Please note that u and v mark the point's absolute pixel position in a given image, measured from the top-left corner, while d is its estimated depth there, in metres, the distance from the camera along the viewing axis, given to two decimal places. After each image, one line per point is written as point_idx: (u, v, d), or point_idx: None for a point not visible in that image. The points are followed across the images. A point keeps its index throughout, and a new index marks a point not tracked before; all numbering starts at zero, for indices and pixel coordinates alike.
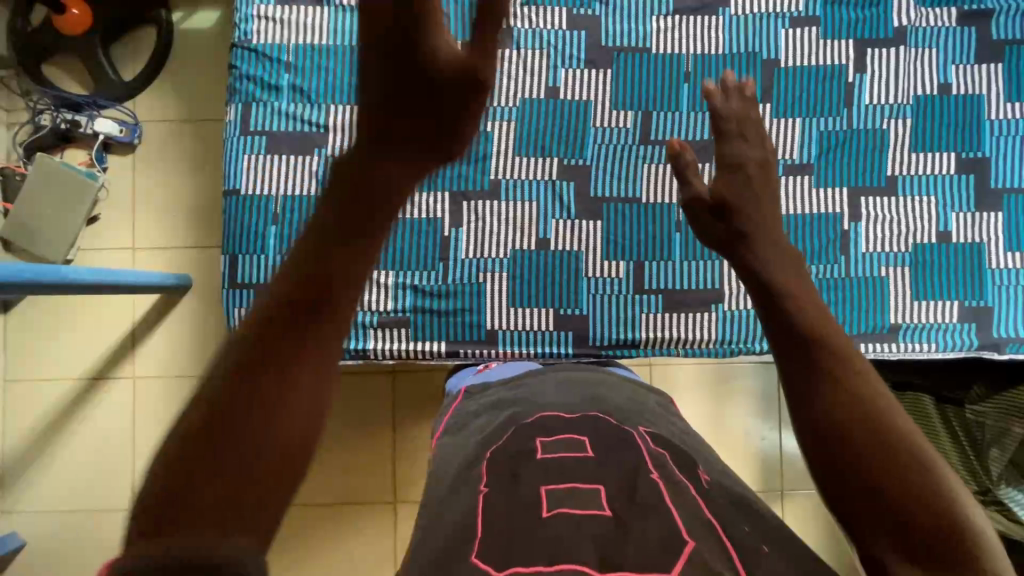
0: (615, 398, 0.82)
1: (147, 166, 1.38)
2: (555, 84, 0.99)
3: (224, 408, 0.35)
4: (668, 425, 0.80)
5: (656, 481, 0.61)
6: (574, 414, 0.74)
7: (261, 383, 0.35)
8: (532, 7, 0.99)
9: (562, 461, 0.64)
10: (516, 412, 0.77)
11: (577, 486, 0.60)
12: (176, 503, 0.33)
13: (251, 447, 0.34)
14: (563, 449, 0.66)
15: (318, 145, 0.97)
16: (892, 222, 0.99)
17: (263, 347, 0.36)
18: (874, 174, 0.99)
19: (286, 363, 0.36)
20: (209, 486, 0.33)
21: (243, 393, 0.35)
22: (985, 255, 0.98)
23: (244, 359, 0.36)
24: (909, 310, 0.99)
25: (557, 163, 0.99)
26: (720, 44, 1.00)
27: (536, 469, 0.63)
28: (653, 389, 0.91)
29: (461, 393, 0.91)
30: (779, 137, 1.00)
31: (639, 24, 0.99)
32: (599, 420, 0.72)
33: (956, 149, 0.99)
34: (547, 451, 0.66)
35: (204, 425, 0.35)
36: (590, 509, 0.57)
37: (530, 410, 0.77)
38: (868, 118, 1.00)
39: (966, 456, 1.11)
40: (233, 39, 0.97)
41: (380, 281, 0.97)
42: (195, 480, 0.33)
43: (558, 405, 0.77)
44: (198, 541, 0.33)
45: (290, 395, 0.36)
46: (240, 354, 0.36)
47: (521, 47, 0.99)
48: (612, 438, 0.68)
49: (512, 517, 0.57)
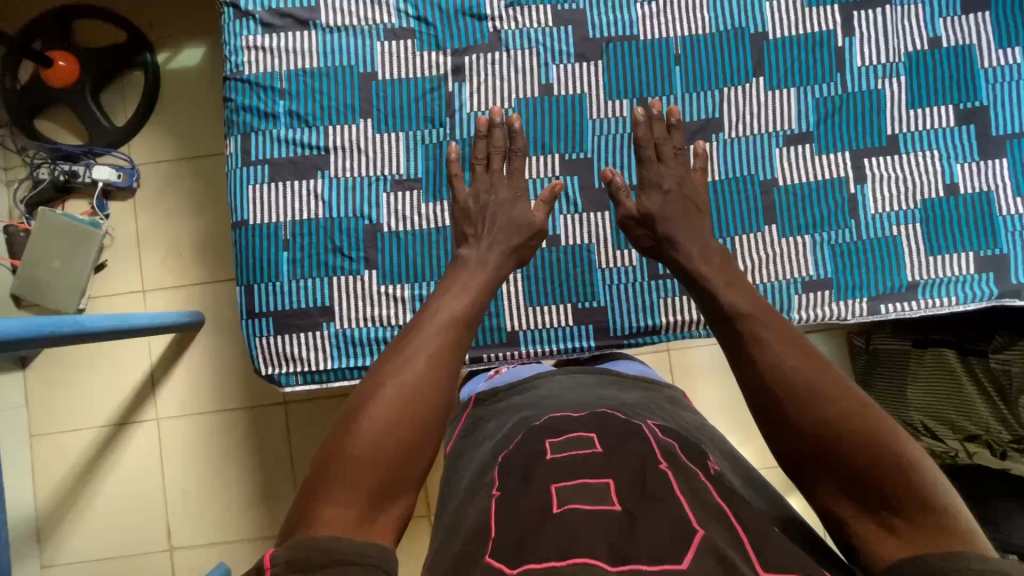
0: (623, 396, 0.82)
1: (150, 209, 1.39)
2: (548, 81, 0.99)
3: (375, 445, 0.56)
4: (677, 419, 0.80)
5: (666, 473, 0.61)
6: (583, 412, 0.75)
7: (398, 439, 0.57)
8: (516, 7, 0.99)
9: (573, 458, 0.64)
10: (527, 416, 0.79)
11: (587, 482, 0.60)
12: (337, 493, 0.54)
13: (386, 469, 0.56)
14: (572, 447, 0.66)
15: (320, 167, 0.97)
16: (898, 181, 0.99)
17: (401, 426, 0.58)
18: (874, 134, 0.99)
19: (412, 429, 0.58)
20: (358, 487, 0.55)
21: (387, 444, 0.57)
22: (995, 202, 0.98)
23: (391, 422, 0.58)
24: (925, 266, 0.98)
25: (558, 159, 0.99)
26: (706, 23, 1.00)
27: (546, 467, 0.63)
28: (660, 381, 0.92)
29: (471, 402, 0.91)
30: (775, 109, 1.00)
31: (623, 13, 1.00)
32: (606, 417, 0.73)
33: (952, 102, 0.99)
34: (556, 450, 0.66)
35: (365, 452, 0.56)
36: (600, 504, 0.57)
37: (542, 413, 0.78)
38: (862, 79, 1.00)
39: (996, 406, 1.11)
40: (226, 72, 0.98)
41: (395, 295, 0.97)
42: (348, 486, 0.54)
43: (567, 407, 0.78)
44: (342, 519, 0.53)
45: (413, 449, 0.58)
46: (389, 416, 0.58)
47: (509, 48, 0.99)
48: (620, 433, 0.69)
49: (523, 517, 0.57)
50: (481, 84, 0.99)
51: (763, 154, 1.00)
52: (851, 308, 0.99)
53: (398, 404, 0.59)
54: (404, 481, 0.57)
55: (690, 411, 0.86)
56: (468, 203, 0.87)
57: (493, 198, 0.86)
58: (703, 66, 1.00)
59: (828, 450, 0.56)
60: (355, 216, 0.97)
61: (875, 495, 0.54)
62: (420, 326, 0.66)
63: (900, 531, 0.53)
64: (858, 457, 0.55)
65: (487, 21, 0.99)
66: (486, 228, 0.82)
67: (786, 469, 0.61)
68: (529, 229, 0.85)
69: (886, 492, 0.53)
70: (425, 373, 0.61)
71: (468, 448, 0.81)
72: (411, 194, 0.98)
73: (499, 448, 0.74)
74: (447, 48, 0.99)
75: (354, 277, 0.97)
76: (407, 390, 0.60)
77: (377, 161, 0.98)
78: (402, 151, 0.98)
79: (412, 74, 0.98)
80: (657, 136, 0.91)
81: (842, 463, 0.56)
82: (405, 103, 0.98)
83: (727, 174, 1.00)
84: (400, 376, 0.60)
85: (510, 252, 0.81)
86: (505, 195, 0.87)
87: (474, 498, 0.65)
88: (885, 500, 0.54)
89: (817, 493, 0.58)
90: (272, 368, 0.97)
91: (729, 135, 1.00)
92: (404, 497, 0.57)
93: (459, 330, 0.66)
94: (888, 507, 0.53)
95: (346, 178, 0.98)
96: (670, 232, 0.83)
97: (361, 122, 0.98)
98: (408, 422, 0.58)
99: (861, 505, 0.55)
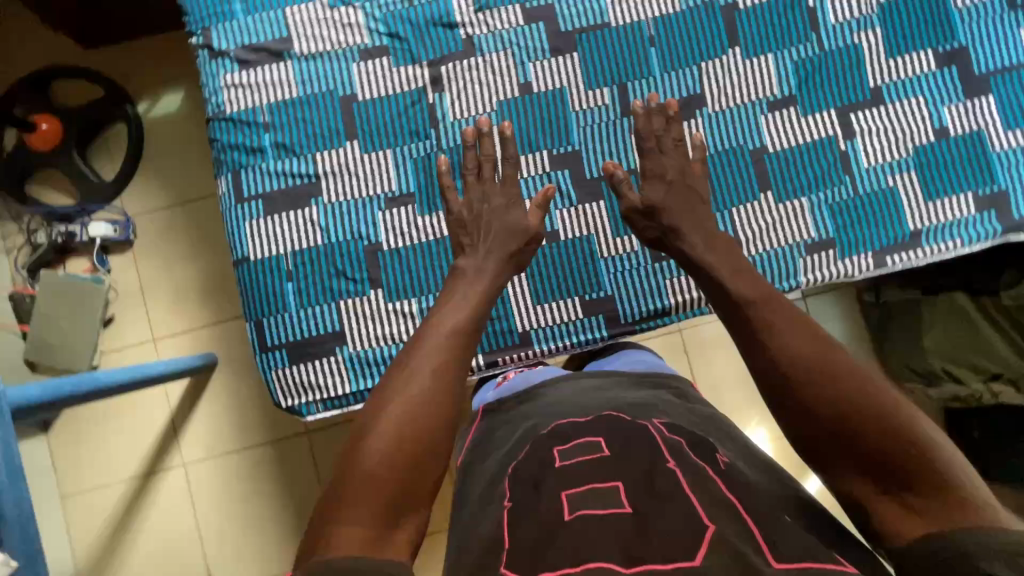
0: (628, 395, 0.83)
1: (150, 258, 1.40)
2: (527, 79, 0.99)
3: (387, 460, 0.57)
4: (686, 413, 0.80)
5: (674, 470, 0.61)
6: (589, 417, 0.76)
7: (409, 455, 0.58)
8: (485, 11, 1.00)
9: (581, 464, 0.65)
10: (535, 424, 0.80)
11: (597, 486, 0.61)
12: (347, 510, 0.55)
13: (397, 485, 0.57)
14: (580, 452, 0.67)
15: (312, 195, 0.98)
16: (887, 131, 0.99)
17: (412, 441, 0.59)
18: (857, 88, 0.99)
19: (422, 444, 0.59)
20: (373, 504, 0.55)
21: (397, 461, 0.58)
22: (986, 140, 0.98)
23: (402, 435, 0.59)
24: (925, 213, 0.98)
25: (547, 156, 0.99)
26: (676, 1, 1.00)
27: (556, 472, 0.65)
28: (667, 373, 0.91)
29: (481, 411, 0.92)
30: (755, 77, 1.00)
31: (592, 3, 1.00)
32: (613, 419, 0.74)
33: (931, 46, 0.99)
34: (564, 457, 0.67)
35: (376, 466, 0.57)
36: (611, 508, 0.58)
37: (550, 421, 0.79)
38: (838, 36, 1.00)
39: (1012, 342, 1.14)
40: (208, 114, 0.99)
41: (403, 311, 0.97)
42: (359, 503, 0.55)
43: (574, 412, 0.79)
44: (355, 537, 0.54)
45: (425, 463, 0.59)
46: (400, 431, 0.59)
47: (484, 52, 0.99)
48: (628, 433, 0.69)
49: (542, 525, 0.58)
50: (461, 92, 0.99)
51: (749, 123, 1.00)
52: (857, 264, 0.99)
53: (409, 419, 0.60)
54: (417, 496, 0.58)
55: (699, 402, 0.85)
56: (462, 211, 0.88)
57: (486, 206, 0.87)
58: (678, 44, 1.00)
59: (836, 431, 0.59)
60: (353, 238, 0.98)
61: (895, 475, 0.56)
62: (423, 342, 0.67)
63: (917, 508, 0.55)
64: (872, 436, 0.57)
65: (459, 28, 0.99)
66: (480, 236, 0.84)
67: (802, 451, 0.63)
68: (523, 235, 0.86)
69: (901, 470, 0.56)
70: (431, 387, 0.62)
71: (486, 453, 0.81)
72: (406, 209, 0.98)
73: (506, 459, 0.76)
74: (422, 60, 0.99)
75: (360, 299, 0.97)
76: (414, 404, 0.61)
77: (368, 180, 0.98)
78: (392, 167, 0.99)
79: (391, 90, 0.99)
80: (656, 128, 0.91)
81: (856, 444, 0.58)
82: (388, 120, 0.99)
83: (716, 148, 1.00)
84: (406, 390, 0.62)
85: (508, 259, 0.83)
86: (499, 202, 0.87)
87: (487, 506, 0.68)
88: (902, 480, 0.56)
89: (835, 476, 0.60)
90: (292, 399, 0.97)
91: (712, 108, 1.00)
92: (418, 513, 0.58)
93: (465, 340, 0.68)
94: (901, 485, 0.56)
95: (339, 202, 0.98)
96: (677, 227, 0.84)
97: (347, 144, 0.98)
98: (416, 435, 0.59)
99: (876, 483, 0.57)
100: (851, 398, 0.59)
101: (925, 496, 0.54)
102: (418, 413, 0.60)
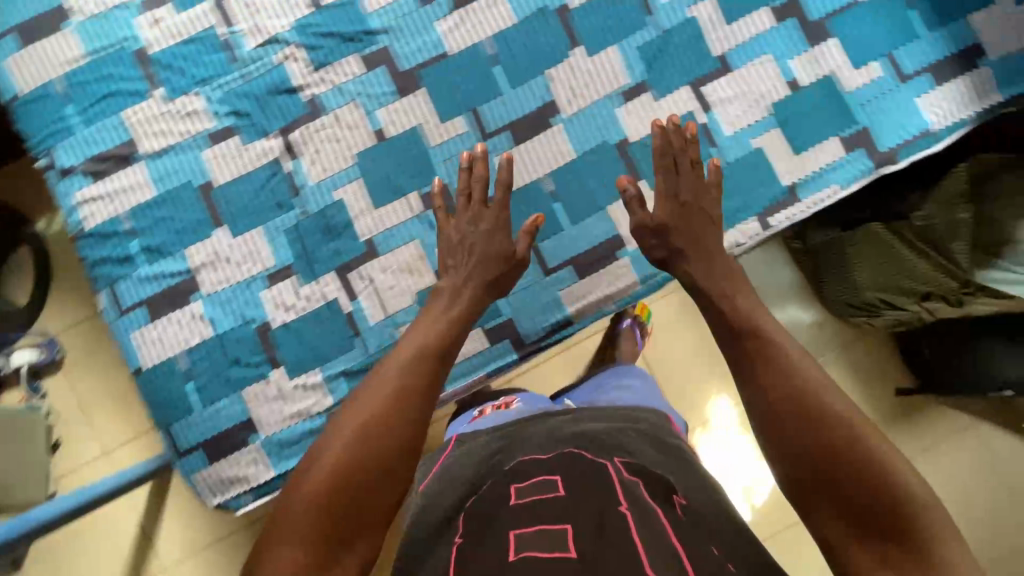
0: (594, 426, 0.81)
1: (74, 377, 1.37)
2: (378, 126, 0.98)
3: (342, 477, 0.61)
4: (657, 449, 0.79)
5: (623, 513, 0.61)
6: (551, 453, 0.75)
7: (365, 474, 0.62)
8: (323, 68, 0.99)
9: (535, 502, 0.64)
10: (500, 459, 0.78)
11: (548, 527, 0.59)
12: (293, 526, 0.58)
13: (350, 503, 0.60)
14: (536, 491, 0.65)
15: (192, 290, 0.96)
16: (743, 96, 0.99)
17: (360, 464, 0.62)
18: (703, 60, 1.00)
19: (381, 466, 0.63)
20: (322, 523, 0.58)
21: (356, 478, 0.61)
22: (838, 83, 0.99)
23: (363, 455, 0.63)
24: (797, 167, 0.99)
25: (416, 196, 0.98)
26: (510, 16, 1.00)
27: (510, 510, 0.63)
28: (642, 405, 0.92)
29: (453, 440, 0.89)
30: (602, 71, 1.00)
31: (427, 35, 1.00)
32: (575, 457, 0.72)
33: (764, 4, 1.00)
34: (521, 493, 0.65)
35: (329, 482, 0.61)
36: (556, 551, 0.56)
37: (519, 453, 0.77)
38: (673, 14, 1.00)
39: (934, 259, 1.13)
40: (71, 234, 0.97)
41: (309, 383, 0.96)
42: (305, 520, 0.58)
43: (535, 448, 0.77)
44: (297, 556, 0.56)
45: (382, 482, 0.62)
46: (362, 449, 0.63)
47: (331, 108, 0.98)
48: (584, 475, 0.67)
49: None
50: (317, 152, 0.98)
51: (608, 118, 1.00)
52: (743, 232, 0.99)
53: (365, 442, 0.64)
54: (370, 518, 0.61)
55: (671, 437, 0.84)
56: (453, 232, 0.88)
57: (473, 230, 0.87)
58: (520, 57, 1.00)
59: (824, 474, 0.60)
60: (244, 322, 0.96)
61: (870, 521, 0.57)
62: (377, 388, 0.70)
63: (893, 560, 0.55)
64: (846, 485, 0.58)
65: (301, 90, 0.98)
66: (459, 279, 0.85)
67: (787, 490, 0.63)
68: (508, 257, 0.87)
69: (879, 518, 0.56)
70: (391, 407, 0.67)
71: (444, 486, 0.77)
72: (289, 281, 0.97)
73: (428, 503, 0.75)
74: (272, 130, 0.98)
75: (263, 382, 0.95)
76: (374, 424, 0.65)
77: (245, 262, 0.97)
78: (265, 244, 0.97)
79: (247, 168, 0.97)
80: (675, 147, 0.88)
81: (840, 484, 0.59)
82: (251, 197, 0.97)
83: (582, 149, 0.99)
84: (367, 414, 0.66)
85: (489, 285, 0.86)
86: (484, 227, 0.87)
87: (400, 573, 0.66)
88: (881, 527, 0.56)
89: (814, 515, 0.60)
90: (219, 496, 0.96)
91: (568, 111, 1.00)
92: (369, 538, 0.60)
93: (420, 367, 0.72)
94: (881, 535, 0.56)
95: (222, 290, 0.97)
96: (687, 245, 0.85)
97: (216, 231, 0.97)
98: (377, 453, 0.63)
99: (857, 533, 0.57)
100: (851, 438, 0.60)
101: (876, 525, 0.56)
102: (380, 435, 0.65)
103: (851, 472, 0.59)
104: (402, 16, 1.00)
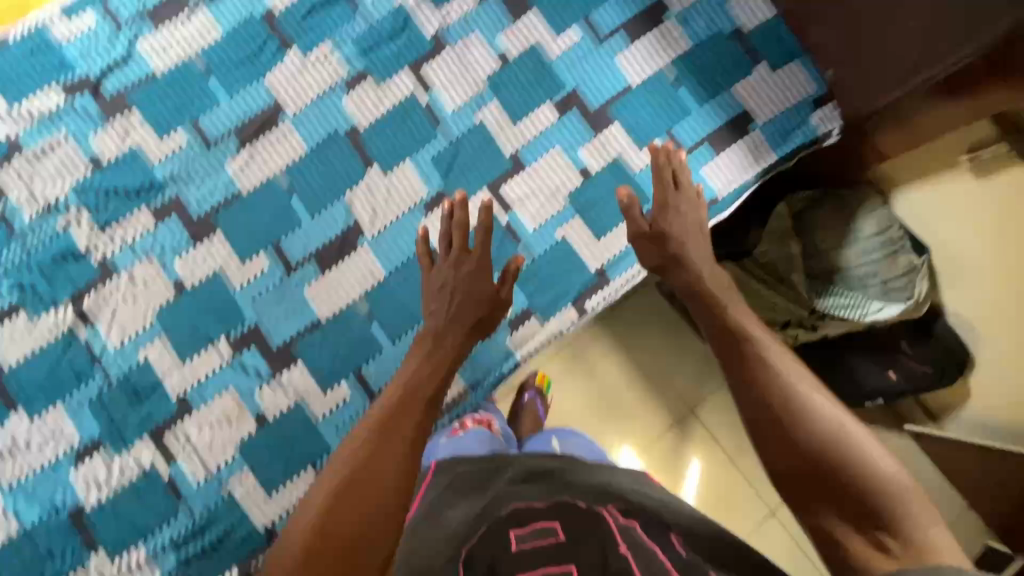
0: (596, 477, 0.89)
1: None
2: (177, 277, 0.96)
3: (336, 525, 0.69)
4: (642, 493, 0.87)
5: (626, 557, 0.69)
6: (548, 500, 0.82)
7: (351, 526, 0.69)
8: (111, 228, 0.96)
9: (546, 546, 0.73)
10: (493, 505, 0.84)
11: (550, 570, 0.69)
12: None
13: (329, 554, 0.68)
14: (535, 536, 0.75)
15: None
16: (539, 191, 1.02)
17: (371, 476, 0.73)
18: (497, 162, 1.02)
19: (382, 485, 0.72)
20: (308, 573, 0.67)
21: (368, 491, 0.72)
22: (626, 165, 1.03)
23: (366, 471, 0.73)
24: (602, 250, 1.01)
25: (226, 343, 0.95)
26: (302, 145, 1.01)
27: (511, 557, 0.72)
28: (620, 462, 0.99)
29: (428, 470, 0.96)
30: (400, 186, 1.01)
31: (218, 177, 0.99)
32: (570, 506, 0.80)
33: (546, 100, 1.04)
34: (521, 540, 0.75)
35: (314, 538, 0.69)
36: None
37: (507, 501, 0.84)
38: (461, 122, 1.03)
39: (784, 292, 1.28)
40: None
41: (134, 562, 0.90)
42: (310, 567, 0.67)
43: (534, 493, 0.85)
44: None
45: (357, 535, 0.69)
46: (369, 456, 0.75)
47: (124, 268, 0.95)
48: (583, 523, 0.76)
49: None
50: (114, 316, 0.94)
51: (413, 232, 1.00)
52: (561, 321, 1.00)
53: (374, 451, 0.75)
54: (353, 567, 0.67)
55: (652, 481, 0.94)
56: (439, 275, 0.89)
57: (457, 275, 0.89)
58: (317, 184, 1.00)
59: (828, 471, 0.69)
60: (52, 510, 0.90)
61: (869, 517, 0.66)
62: (352, 442, 0.79)
63: (896, 552, 0.62)
64: (861, 494, 0.67)
65: (89, 254, 0.95)
66: (442, 323, 0.87)
67: (785, 491, 0.73)
68: (488, 299, 0.90)
69: (875, 512, 0.65)
70: (369, 457, 0.75)
71: (433, 544, 0.81)
72: (98, 456, 0.92)
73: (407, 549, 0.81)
74: (62, 300, 0.94)
75: (80, 571, 0.89)
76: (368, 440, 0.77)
77: (47, 444, 0.91)
78: (66, 421, 0.92)
79: (38, 344, 0.93)
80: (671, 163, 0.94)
81: (833, 485, 0.68)
82: (46, 374, 0.92)
83: (391, 266, 0.99)
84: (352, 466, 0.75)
85: (469, 329, 0.89)
86: (468, 267, 0.89)
87: None
88: (874, 518, 0.65)
89: (821, 517, 0.69)
90: None
91: (372, 231, 1.00)
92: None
93: (400, 411, 0.79)
94: (875, 525, 0.65)
95: (23, 480, 0.90)
96: (682, 250, 0.91)
97: (10, 417, 0.91)
98: (356, 501, 0.71)
99: (856, 525, 0.66)
100: (822, 449, 0.70)
101: (872, 518, 0.65)
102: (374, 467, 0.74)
103: (850, 484, 0.68)
104: (189, 162, 0.99)
